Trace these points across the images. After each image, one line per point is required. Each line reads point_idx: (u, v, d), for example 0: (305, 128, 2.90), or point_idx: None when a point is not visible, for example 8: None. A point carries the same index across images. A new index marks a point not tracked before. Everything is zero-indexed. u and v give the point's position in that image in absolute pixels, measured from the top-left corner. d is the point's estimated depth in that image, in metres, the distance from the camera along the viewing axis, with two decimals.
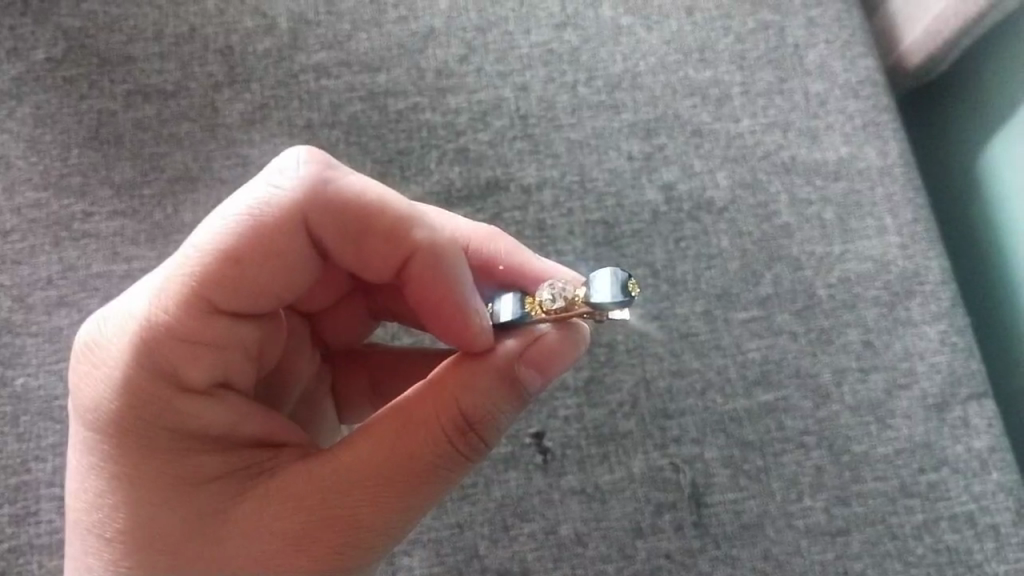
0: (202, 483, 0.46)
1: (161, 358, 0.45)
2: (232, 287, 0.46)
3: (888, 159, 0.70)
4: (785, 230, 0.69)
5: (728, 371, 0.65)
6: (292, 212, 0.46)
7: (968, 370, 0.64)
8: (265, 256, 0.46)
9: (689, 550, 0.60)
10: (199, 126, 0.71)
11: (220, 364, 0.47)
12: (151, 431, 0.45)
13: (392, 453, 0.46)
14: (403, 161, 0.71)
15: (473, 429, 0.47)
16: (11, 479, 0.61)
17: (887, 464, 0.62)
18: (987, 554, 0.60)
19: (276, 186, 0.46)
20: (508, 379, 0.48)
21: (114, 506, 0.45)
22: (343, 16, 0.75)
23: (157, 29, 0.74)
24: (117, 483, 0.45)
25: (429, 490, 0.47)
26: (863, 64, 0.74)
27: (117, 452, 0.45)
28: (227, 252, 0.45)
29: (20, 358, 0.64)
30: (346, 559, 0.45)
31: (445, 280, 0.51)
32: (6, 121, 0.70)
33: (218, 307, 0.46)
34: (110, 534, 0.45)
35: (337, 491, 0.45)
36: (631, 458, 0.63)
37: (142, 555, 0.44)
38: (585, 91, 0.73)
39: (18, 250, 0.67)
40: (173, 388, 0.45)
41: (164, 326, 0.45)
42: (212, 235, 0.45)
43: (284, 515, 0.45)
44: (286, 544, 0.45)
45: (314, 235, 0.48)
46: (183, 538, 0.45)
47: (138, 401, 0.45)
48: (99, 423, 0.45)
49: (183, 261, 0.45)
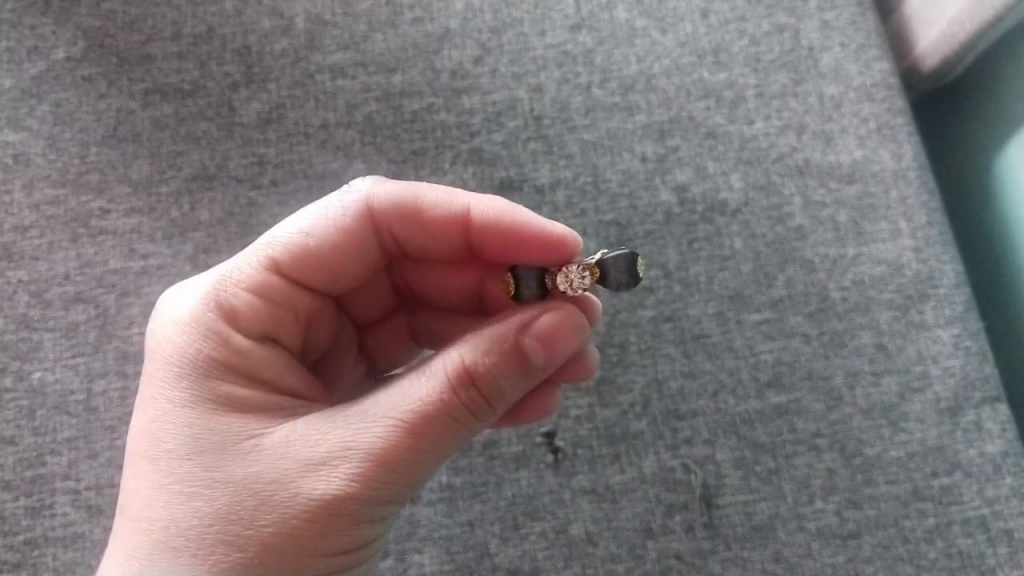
0: (241, 416, 0.48)
1: (239, 311, 0.51)
2: (308, 260, 0.54)
3: (902, 162, 0.70)
4: (799, 232, 0.69)
5: (740, 372, 0.65)
6: (363, 207, 0.56)
7: (981, 374, 0.64)
8: (338, 239, 0.55)
9: (699, 551, 0.60)
10: (216, 125, 0.72)
11: (274, 321, 0.53)
12: (214, 366, 0.49)
13: (404, 405, 0.46)
14: (418, 161, 0.72)
15: (480, 395, 0.47)
16: (26, 473, 0.61)
17: (899, 468, 0.62)
18: (1000, 560, 0.59)
19: (347, 192, 0.56)
20: (514, 350, 0.47)
21: (166, 430, 0.48)
22: (360, 17, 0.75)
23: (176, 28, 0.75)
24: (173, 410, 0.48)
25: (433, 450, 0.47)
26: (878, 67, 0.73)
27: (179, 383, 0.49)
28: (304, 236, 0.54)
29: (36, 353, 0.65)
30: (364, 494, 0.46)
31: (517, 229, 0.56)
32: (26, 119, 0.71)
33: (291, 272, 0.54)
34: (160, 451, 0.48)
35: (359, 428, 0.46)
36: (642, 458, 0.63)
37: (177, 476, 0.47)
38: (599, 92, 0.74)
39: (35, 247, 0.67)
40: (244, 334, 0.51)
41: (244, 280, 0.52)
42: (297, 224, 0.54)
43: (307, 443, 0.47)
44: (308, 468, 0.46)
45: (379, 223, 0.57)
46: (223, 458, 0.47)
47: (206, 339, 0.50)
48: (169, 358, 0.50)
49: (263, 245, 0.54)
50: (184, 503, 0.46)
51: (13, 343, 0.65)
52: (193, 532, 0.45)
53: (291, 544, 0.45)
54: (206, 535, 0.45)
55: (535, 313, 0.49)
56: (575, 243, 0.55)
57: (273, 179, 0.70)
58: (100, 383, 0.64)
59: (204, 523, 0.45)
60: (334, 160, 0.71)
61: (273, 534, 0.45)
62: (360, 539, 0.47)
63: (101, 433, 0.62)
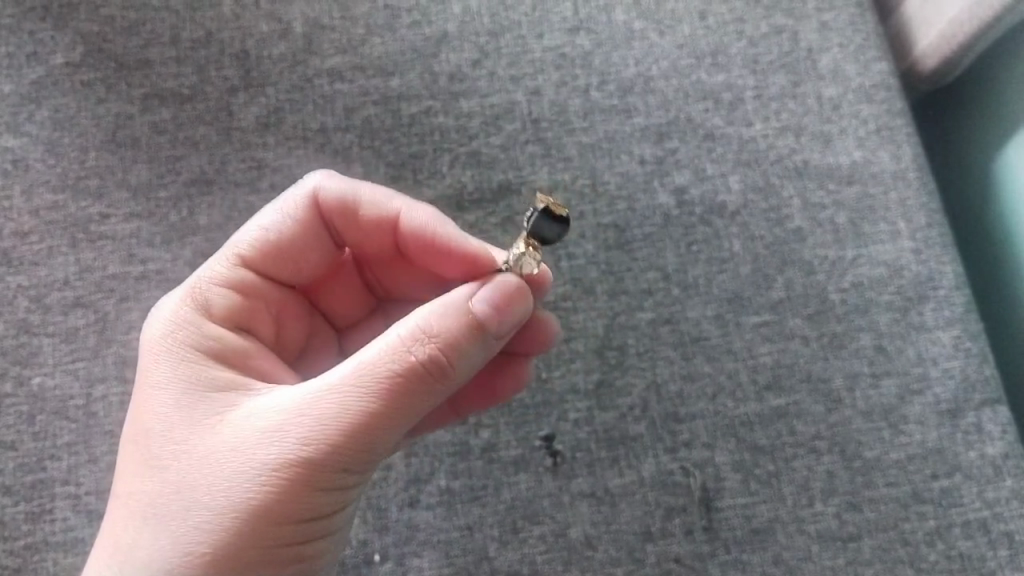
0: (210, 395, 0.49)
1: (214, 302, 0.54)
2: (269, 253, 0.57)
3: (901, 164, 0.70)
4: (798, 234, 0.69)
5: (740, 375, 0.65)
6: (311, 201, 0.57)
7: (981, 376, 0.64)
8: (291, 231, 0.57)
9: (698, 555, 0.60)
10: (215, 129, 0.72)
11: (244, 310, 0.55)
12: (192, 351, 0.51)
13: (356, 375, 0.45)
14: (416, 165, 0.72)
15: (433, 364, 0.46)
16: (26, 478, 0.61)
17: (899, 470, 0.62)
18: (1001, 562, 0.59)
19: (296, 189, 0.58)
20: (464, 321, 0.46)
21: (144, 411, 0.50)
22: (358, 21, 0.76)
23: (175, 33, 0.75)
24: (150, 392, 0.50)
25: (387, 416, 0.46)
26: (877, 68, 0.73)
27: (157, 366, 0.51)
28: (263, 232, 0.57)
29: (37, 358, 0.65)
30: (319, 464, 0.45)
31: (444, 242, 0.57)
32: (25, 124, 0.71)
33: (254, 265, 0.56)
34: (139, 431, 0.49)
35: (313, 397, 0.46)
36: (641, 461, 0.63)
37: (152, 451, 0.48)
38: (598, 95, 0.74)
39: (35, 252, 0.67)
40: (217, 324, 0.53)
41: (216, 277, 0.55)
42: (257, 224, 0.57)
43: (267, 416, 0.46)
44: (265, 440, 0.46)
45: (325, 216, 0.58)
46: (190, 435, 0.48)
47: (182, 327, 0.52)
48: (148, 344, 0.52)
49: (229, 247, 0.56)
50: (157, 476, 0.47)
51: (12, 348, 0.65)
52: (162, 503, 0.47)
53: (251, 513, 0.45)
54: (172, 505, 0.46)
55: (490, 286, 0.48)
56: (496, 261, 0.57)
57: (271, 183, 0.70)
58: (100, 388, 0.64)
59: (174, 494, 0.46)
60: (331, 165, 0.71)
61: (234, 502, 0.45)
62: (322, 508, 0.47)
63: (100, 439, 0.62)
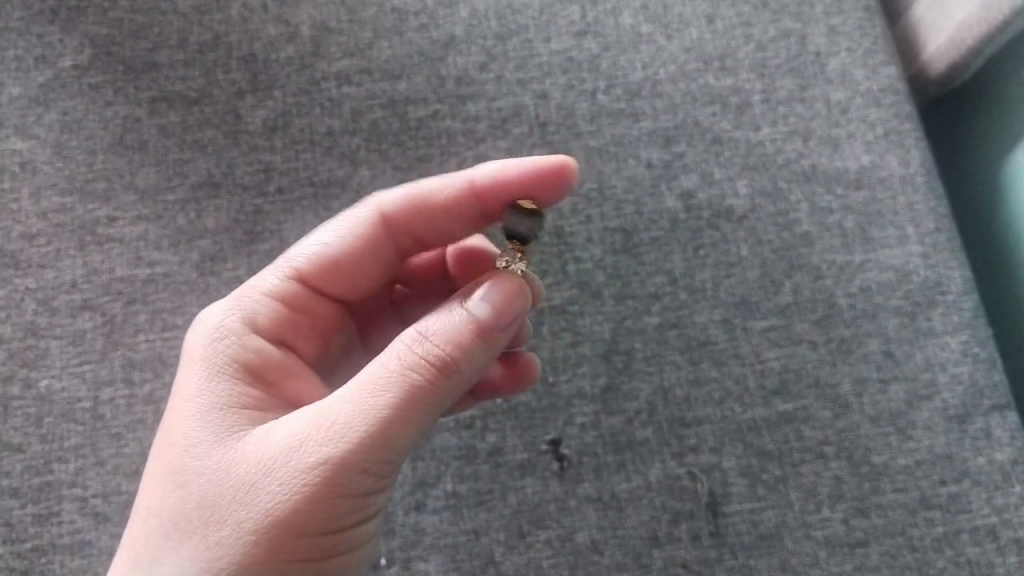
0: (236, 410, 0.50)
1: (259, 316, 0.54)
2: (329, 268, 0.56)
3: (909, 168, 0.70)
4: (806, 239, 0.68)
5: (747, 380, 0.65)
6: (374, 212, 0.57)
7: (990, 382, 0.63)
8: (358, 243, 0.57)
9: (705, 560, 0.60)
10: (223, 133, 0.72)
11: (291, 323, 0.55)
12: (230, 363, 0.51)
13: (367, 385, 0.46)
14: (423, 168, 0.72)
15: (440, 372, 0.46)
16: (33, 480, 0.61)
17: (907, 475, 0.62)
18: (1009, 569, 0.59)
19: (358, 207, 0.57)
20: (464, 329, 0.47)
21: (169, 426, 0.50)
22: (365, 24, 0.76)
23: (182, 36, 0.75)
24: (183, 403, 0.50)
25: (402, 423, 0.46)
26: (885, 72, 0.73)
27: (195, 377, 0.51)
28: (325, 255, 0.56)
29: (44, 360, 0.65)
30: (335, 475, 0.45)
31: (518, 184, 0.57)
32: (34, 127, 0.72)
33: (310, 278, 0.56)
34: (164, 444, 0.49)
35: (326, 409, 0.46)
36: (648, 466, 0.62)
37: (173, 466, 0.48)
38: (605, 99, 0.73)
39: (43, 255, 0.68)
40: (261, 336, 0.53)
41: (269, 290, 0.55)
42: (316, 243, 0.56)
43: (285, 428, 0.47)
44: (282, 451, 0.46)
45: (392, 221, 0.57)
46: (212, 449, 0.48)
47: (226, 338, 0.52)
48: (189, 356, 0.52)
49: (288, 265, 0.56)
50: (178, 491, 0.47)
51: (19, 351, 0.65)
52: (184, 517, 0.47)
53: (272, 526, 0.45)
54: (196, 518, 0.46)
55: (485, 288, 0.48)
56: (575, 167, 0.56)
57: (278, 186, 0.70)
58: (107, 391, 0.64)
59: (197, 508, 0.46)
60: (339, 167, 0.71)
61: (255, 515, 0.45)
62: (343, 519, 0.47)
63: (108, 441, 0.62)
